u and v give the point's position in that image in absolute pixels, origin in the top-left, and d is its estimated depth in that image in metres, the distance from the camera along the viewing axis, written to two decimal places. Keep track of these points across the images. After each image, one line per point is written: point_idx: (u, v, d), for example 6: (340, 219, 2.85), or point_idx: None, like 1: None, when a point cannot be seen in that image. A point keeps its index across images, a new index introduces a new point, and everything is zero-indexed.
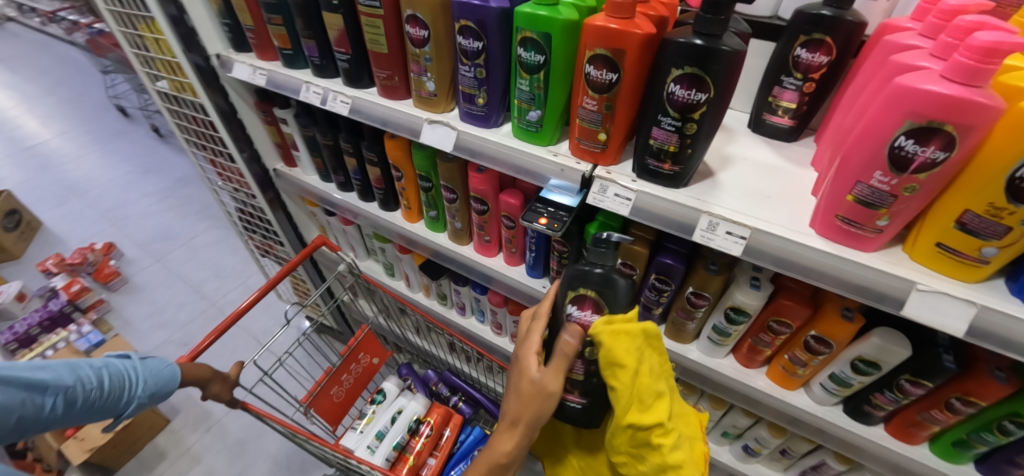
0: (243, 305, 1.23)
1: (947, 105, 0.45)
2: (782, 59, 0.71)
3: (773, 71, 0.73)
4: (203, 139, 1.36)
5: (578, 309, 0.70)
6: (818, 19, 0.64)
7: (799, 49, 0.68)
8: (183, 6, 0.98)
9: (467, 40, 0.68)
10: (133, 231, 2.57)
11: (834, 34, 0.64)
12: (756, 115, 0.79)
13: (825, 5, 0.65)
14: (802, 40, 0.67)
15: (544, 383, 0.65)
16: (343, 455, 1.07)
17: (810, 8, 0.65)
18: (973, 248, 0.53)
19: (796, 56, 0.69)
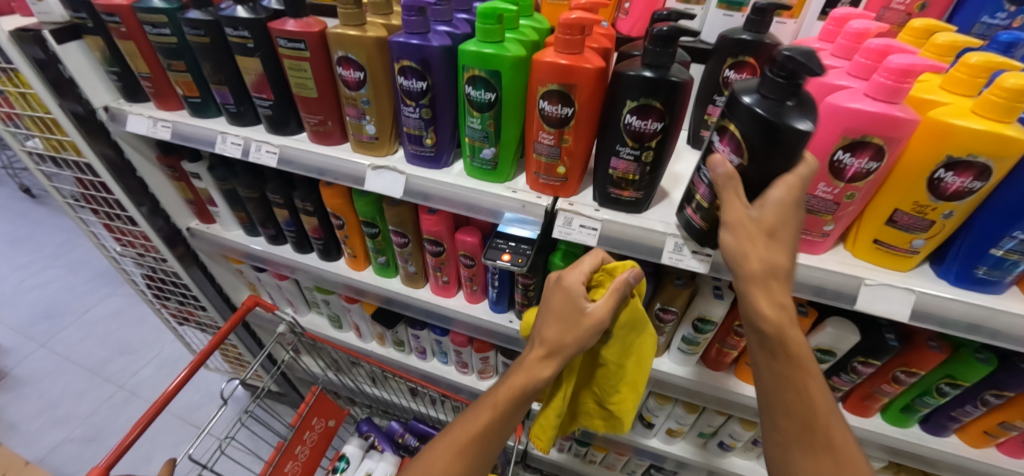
0: (170, 389, 1.06)
1: (873, 120, 0.50)
2: (713, 78, 0.74)
3: (708, 90, 0.76)
4: (93, 202, 1.17)
5: (720, 144, 0.52)
6: (742, 43, 0.68)
7: (728, 70, 0.72)
8: (56, 54, 0.83)
9: (409, 80, 0.64)
10: (7, 314, 2.14)
11: (757, 56, 0.69)
12: (694, 132, 0.83)
13: (745, 29, 0.69)
14: (730, 62, 0.71)
15: (596, 316, 0.61)
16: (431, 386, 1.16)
17: (733, 32, 0.70)
18: (905, 242, 0.59)
19: (726, 76, 0.73)
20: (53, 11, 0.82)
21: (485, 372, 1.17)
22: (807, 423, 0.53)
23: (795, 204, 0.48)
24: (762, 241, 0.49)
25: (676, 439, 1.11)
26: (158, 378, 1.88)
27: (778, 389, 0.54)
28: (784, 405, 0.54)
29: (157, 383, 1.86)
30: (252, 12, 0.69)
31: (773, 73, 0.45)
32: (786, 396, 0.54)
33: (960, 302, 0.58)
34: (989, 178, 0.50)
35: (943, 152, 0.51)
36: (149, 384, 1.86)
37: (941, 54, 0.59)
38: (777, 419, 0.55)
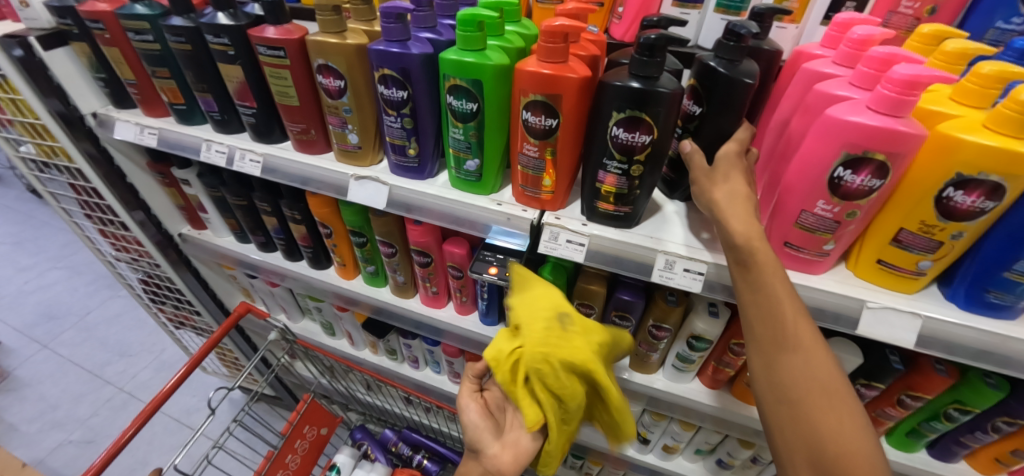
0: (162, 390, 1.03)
1: (875, 135, 0.47)
2: None
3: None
4: (87, 207, 1.17)
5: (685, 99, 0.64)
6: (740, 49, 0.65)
7: None
8: (42, 61, 0.83)
9: (389, 89, 0.62)
10: (11, 316, 2.20)
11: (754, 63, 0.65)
12: None
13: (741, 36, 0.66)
14: None
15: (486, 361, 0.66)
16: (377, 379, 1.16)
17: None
18: (911, 263, 0.55)
19: None
20: (40, 16, 0.81)
21: None
22: (778, 343, 0.47)
23: (738, 156, 0.54)
24: (718, 177, 0.53)
25: (672, 455, 1.07)
26: (157, 381, 1.93)
27: (748, 310, 0.50)
28: (755, 326, 0.49)
29: (155, 385, 1.91)
30: (233, 18, 0.68)
31: (726, 38, 0.56)
32: (754, 314, 0.49)
33: (969, 328, 0.54)
34: (1002, 198, 0.46)
35: (952, 170, 0.47)
36: (148, 387, 1.90)
37: (950, 63, 0.55)
38: (751, 349, 0.50)
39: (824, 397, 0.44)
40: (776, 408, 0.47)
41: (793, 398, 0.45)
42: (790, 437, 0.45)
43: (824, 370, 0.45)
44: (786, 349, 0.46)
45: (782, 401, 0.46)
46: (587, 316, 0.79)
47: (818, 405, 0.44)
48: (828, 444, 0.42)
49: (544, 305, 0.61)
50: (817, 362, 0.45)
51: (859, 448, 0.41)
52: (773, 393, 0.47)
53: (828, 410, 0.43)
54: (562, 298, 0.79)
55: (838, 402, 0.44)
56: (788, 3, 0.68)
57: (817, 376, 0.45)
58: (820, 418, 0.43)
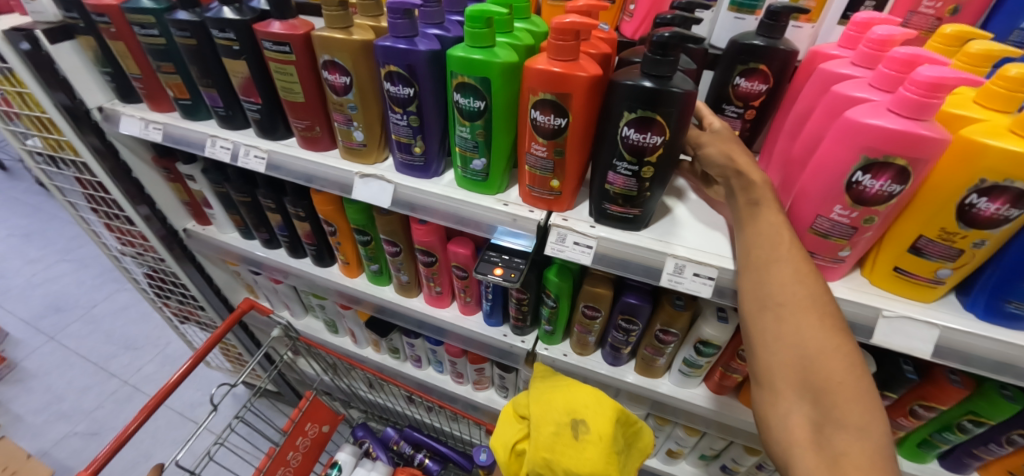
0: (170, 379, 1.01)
1: (897, 139, 0.45)
2: (720, 86, 0.68)
3: (715, 100, 0.70)
4: (93, 201, 1.17)
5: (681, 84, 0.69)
6: (753, 49, 0.63)
7: (737, 78, 0.66)
8: (48, 54, 0.82)
9: (396, 86, 0.61)
10: (18, 307, 2.22)
11: (769, 62, 0.64)
12: None
13: (757, 35, 0.64)
14: (739, 69, 0.66)
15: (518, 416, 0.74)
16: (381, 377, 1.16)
17: (745, 37, 0.64)
18: (929, 271, 0.53)
19: (735, 85, 0.67)
20: (47, 10, 0.79)
21: (480, 382, 1.14)
22: (771, 258, 0.52)
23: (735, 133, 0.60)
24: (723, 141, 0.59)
25: (676, 460, 1.06)
26: (161, 374, 1.94)
27: (748, 237, 0.55)
28: (751, 248, 0.54)
29: (160, 379, 1.92)
30: (238, 13, 0.67)
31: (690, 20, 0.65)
32: (753, 241, 0.54)
33: (990, 340, 0.53)
34: None
35: (975, 176, 0.45)
36: (153, 381, 1.91)
37: (975, 65, 0.54)
38: (743, 270, 0.54)
39: (810, 305, 0.48)
40: (764, 316, 0.51)
41: (781, 306, 0.50)
42: (776, 340, 0.49)
43: (813, 284, 0.50)
44: (780, 265, 0.51)
45: (770, 309, 0.50)
46: (593, 319, 0.78)
47: (803, 309, 0.48)
48: (811, 344, 0.47)
49: (559, 408, 0.66)
50: (806, 277, 0.50)
51: (840, 350, 0.46)
52: (761, 306, 0.51)
53: (814, 317, 0.48)
54: (567, 300, 0.78)
55: (822, 311, 0.48)
56: (804, 1, 0.66)
57: (804, 286, 0.50)
58: (804, 321, 0.48)
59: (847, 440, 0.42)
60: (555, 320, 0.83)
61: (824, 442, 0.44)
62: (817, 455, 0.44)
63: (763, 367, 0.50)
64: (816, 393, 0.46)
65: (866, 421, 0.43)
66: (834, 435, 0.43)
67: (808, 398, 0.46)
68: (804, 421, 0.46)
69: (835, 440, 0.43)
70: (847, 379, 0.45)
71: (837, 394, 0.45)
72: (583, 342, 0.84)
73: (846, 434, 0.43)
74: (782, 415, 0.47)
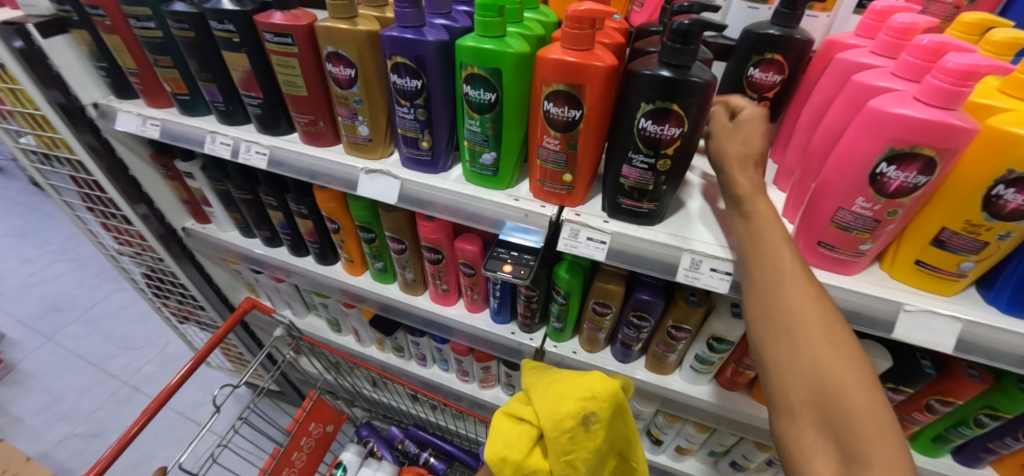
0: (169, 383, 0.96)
1: (924, 129, 0.44)
2: (735, 79, 0.66)
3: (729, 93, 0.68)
4: (90, 200, 1.14)
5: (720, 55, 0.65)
6: (769, 39, 0.61)
7: (752, 69, 0.64)
8: (41, 50, 0.80)
9: (403, 78, 0.59)
10: (16, 308, 2.20)
11: (786, 53, 0.62)
12: None
13: (772, 25, 0.62)
14: (755, 60, 0.64)
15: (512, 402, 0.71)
16: (382, 375, 1.14)
17: (760, 27, 0.62)
18: (952, 264, 0.52)
19: (749, 76, 0.65)
20: (39, 3, 0.78)
21: (486, 381, 1.13)
22: (776, 280, 0.46)
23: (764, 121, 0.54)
24: None
25: (685, 457, 1.05)
26: (161, 375, 1.92)
27: (749, 255, 0.50)
28: (752, 271, 0.49)
29: (160, 379, 1.90)
30: (238, 3, 0.64)
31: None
32: (755, 261, 0.49)
33: (1012, 334, 0.52)
34: None
35: (1004, 167, 0.44)
36: (153, 381, 1.90)
37: (999, 53, 0.52)
38: (748, 294, 0.49)
39: (823, 332, 0.43)
40: (773, 344, 0.45)
41: (790, 332, 0.44)
42: (787, 372, 0.43)
43: (824, 307, 0.44)
44: (786, 288, 0.45)
45: (779, 337, 0.44)
46: (604, 316, 0.77)
47: (815, 335, 0.43)
48: (827, 375, 0.41)
49: (568, 406, 0.62)
50: (815, 300, 0.44)
51: (858, 381, 0.40)
52: (769, 334, 0.46)
53: (827, 343, 0.42)
54: (578, 297, 0.76)
55: (836, 336, 0.43)
56: None
57: (815, 309, 0.44)
58: (818, 351, 0.42)
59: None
60: (564, 318, 0.81)
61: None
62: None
63: (777, 402, 0.44)
64: (838, 431, 0.39)
65: (894, 462, 0.37)
66: None
67: (829, 436, 0.40)
68: (827, 463, 0.40)
69: None
70: (870, 413, 0.39)
71: (861, 433, 0.38)
72: (593, 339, 0.83)
73: None
74: (802, 456, 0.42)
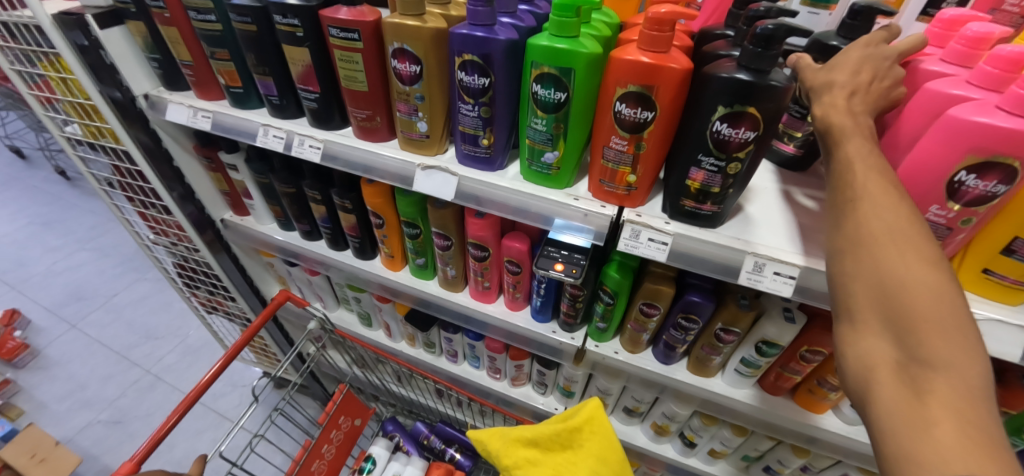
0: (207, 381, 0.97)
1: (1009, 139, 0.44)
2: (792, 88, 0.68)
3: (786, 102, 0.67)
4: (129, 190, 1.16)
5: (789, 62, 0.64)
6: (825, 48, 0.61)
7: None
8: (97, 41, 0.81)
9: (470, 76, 0.60)
10: (40, 294, 2.24)
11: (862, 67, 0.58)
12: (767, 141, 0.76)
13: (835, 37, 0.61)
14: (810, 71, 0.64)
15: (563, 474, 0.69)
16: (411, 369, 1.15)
17: (825, 39, 0.62)
18: (1022, 273, 0.52)
19: None
20: None
21: (518, 379, 1.13)
22: (847, 193, 0.44)
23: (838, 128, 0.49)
24: None
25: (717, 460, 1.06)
26: (182, 364, 1.94)
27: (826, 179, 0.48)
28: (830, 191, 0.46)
29: (182, 369, 1.92)
30: None
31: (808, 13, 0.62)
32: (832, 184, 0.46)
33: None
34: None
35: None
36: (175, 370, 1.92)
37: None
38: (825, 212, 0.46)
39: (894, 237, 0.39)
40: (839, 255, 0.42)
41: (857, 238, 0.41)
42: (851, 278, 0.41)
43: (900, 212, 0.40)
44: (860, 202, 0.42)
45: (848, 247, 0.42)
46: (650, 317, 0.77)
47: (883, 238, 0.39)
48: (889, 275, 0.38)
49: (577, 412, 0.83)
50: (893, 210, 0.41)
51: (930, 280, 0.36)
52: (838, 244, 0.43)
53: (895, 246, 0.38)
54: (625, 297, 0.77)
55: (911, 238, 0.39)
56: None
57: (886, 213, 0.40)
58: (885, 251, 0.39)
59: (933, 379, 0.33)
60: (609, 317, 0.82)
61: (908, 385, 0.34)
62: (901, 399, 0.34)
63: (840, 309, 0.42)
64: (895, 328, 0.36)
65: (960, 359, 0.33)
66: (921, 374, 0.34)
67: (889, 335, 0.37)
68: (884, 360, 0.36)
69: (920, 380, 0.34)
70: (938, 310, 0.35)
71: (923, 327, 0.35)
72: (635, 339, 0.83)
73: (935, 373, 0.33)
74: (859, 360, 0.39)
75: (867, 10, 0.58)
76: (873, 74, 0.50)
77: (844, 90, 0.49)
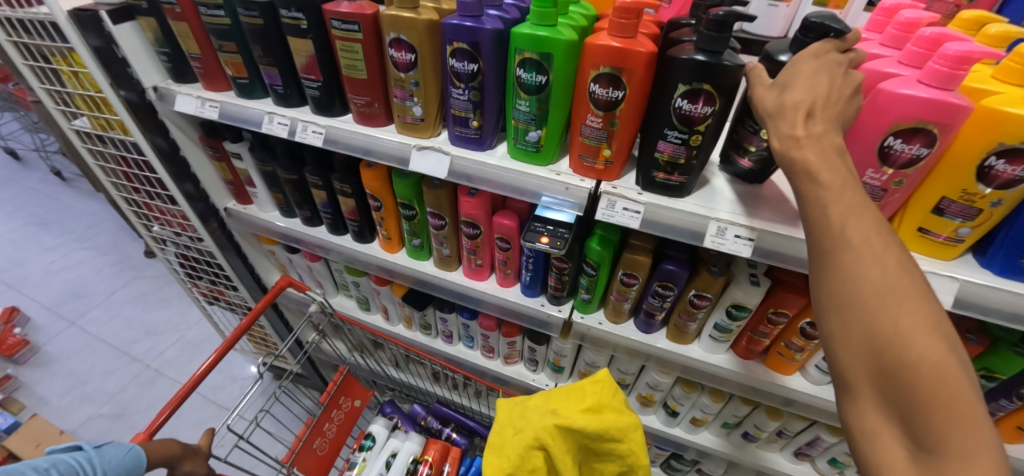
0: (202, 368, 0.92)
1: (927, 107, 0.51)
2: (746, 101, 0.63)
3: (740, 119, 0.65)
4: (135, 181, 1.20)
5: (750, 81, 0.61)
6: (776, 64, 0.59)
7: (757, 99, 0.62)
8: (110, 35, 0.87)
9: (460, 62, 0.66)
10: (38, 293, 2.26)
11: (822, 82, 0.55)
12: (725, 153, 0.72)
13: (789, 50, 0.58)
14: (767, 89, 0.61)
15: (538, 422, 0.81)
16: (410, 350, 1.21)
17: (775, 52, 0.59)
18: (950, 229, 0.59)
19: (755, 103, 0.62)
20: None
21: (511, 356, 1.19)
22: (827, 247, 0.43)
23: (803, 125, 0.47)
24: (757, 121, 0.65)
25: (699, 428, 1.13)
26: (183, 359, 1.98)
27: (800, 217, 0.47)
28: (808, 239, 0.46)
29: (182, 363, 1.96)
30: None
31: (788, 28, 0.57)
32: (807, 226, 0.46)
33: (1003, 291, 0.59)
34: None
35: (995, 141, 0.51)
36: (175, 365, 1.96)
37: (994, 45, 0.59)
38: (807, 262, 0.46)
39: (886, 304, 0.39)
40: (827, 316, 0.43)
41: (847, 304, 0.41)
42: (846, 345, 0.42)
43: (886, 270, 0.40)
44: (842, 255, 0.42)
45: (839, 312, 0.42)
46: (630, 286, 0.84)
47: (875, 306, 0.40)
48: (891, 353, 0.38)
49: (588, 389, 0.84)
50: (877, 268, 0.41)
51: (930, 356, 0.37)
52: (827, 306, 0.43)
53: (890, 318, 0.39)
54: (607, 268, 0.83)
55: (904, 305, 0.39)
56: None
57: (872, 276, 0.40)
58: (880, 321, 0.39)
59: (949, 468, 0.35)
60: (593, 289, 0.88)
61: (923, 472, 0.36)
62: None
63: (840, 375, 0.43)
64: (905, 409, 0.38)
65: (972, 443, 0.35)
66: (935, 460, 0.36)
67: (899, 412, 0.38)
68: (897, 440, 0.39)
69: (936, 468, 0.35)
70: (942, 391, 0.36)
71: (930, 410, 0.37)
72: (618, 309, 0.90)
73: (949, 461, 0.35)
74: (868, 434, 0.40)
75: (817, 27, 0.54)
76: (830, 85, 0.49)
77: (799, 112, 0.48)
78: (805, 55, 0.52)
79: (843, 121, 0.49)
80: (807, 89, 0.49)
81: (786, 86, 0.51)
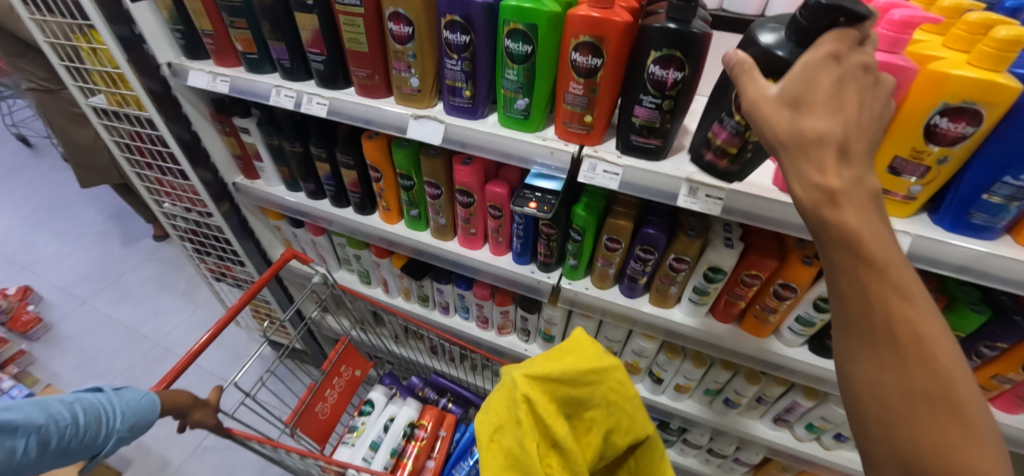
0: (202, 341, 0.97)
1: (876, 69, 0.56)
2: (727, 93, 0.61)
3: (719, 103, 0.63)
4: (148, 157, 1.27)
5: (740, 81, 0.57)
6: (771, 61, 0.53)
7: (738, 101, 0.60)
8: (128, 12, 0.92)
9: (454, 34, 0.72)
10: (50, 274, 2.34)
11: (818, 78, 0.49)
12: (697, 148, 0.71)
13: (790, 43, 0.52)
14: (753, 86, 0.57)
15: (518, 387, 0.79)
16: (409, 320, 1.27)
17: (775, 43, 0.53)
18: (903, 187, 0.64)
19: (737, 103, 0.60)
20: None
21: (504, 327, 1.25)
22: (861, 327, 0.40)
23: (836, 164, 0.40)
24: None
25: (683, 395, 1.18)
26: (190, 337, 2.05)
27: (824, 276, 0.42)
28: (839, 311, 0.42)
29: (189, 341, 2.03)
30: None
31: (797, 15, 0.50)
32: (835, 296, 0.42)
33: (951, 244, 0.64)
34: (981, 124, 0.56)
35: (938, 101, 0.56)
36: (183, 343, 2.03)
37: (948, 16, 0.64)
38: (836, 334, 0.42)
39: (922, 395, 0.37)
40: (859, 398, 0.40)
41: (880, 392, 0.39)
42: (877, 431, 0.39)
43: (926, 360, 0.37)
44: (879, 340, 0.39)
45: (873, 397, 0.39)
46: (614, 251, 0.89)
47: (912, 397, 0.37)
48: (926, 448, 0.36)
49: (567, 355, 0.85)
50: (917, 358, 0.37)
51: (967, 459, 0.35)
52: (858, 385, 0.40)
53: (927, 409, 0.36)
54: (592, 234, 0.88)
55: (944, 398, 0.36)
56: None
57: (910, 367, 0.37)
58: (915, 414, 0.37)
59: None
60: (580, 255, 0.93)
61: None
62: None
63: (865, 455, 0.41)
64: None
65: None
66: None
67: None
68: None
69: None
70: None
71: None
72: (603, 274, 0.95)
73: None
74: None
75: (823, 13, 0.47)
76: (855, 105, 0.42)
77: (830, 149, 0.40)
78: (812, 64, 0.43)
79: (877, 150, 0.41)
80: (827, 112, 0.41)
81: (801, 107, 0.42)
